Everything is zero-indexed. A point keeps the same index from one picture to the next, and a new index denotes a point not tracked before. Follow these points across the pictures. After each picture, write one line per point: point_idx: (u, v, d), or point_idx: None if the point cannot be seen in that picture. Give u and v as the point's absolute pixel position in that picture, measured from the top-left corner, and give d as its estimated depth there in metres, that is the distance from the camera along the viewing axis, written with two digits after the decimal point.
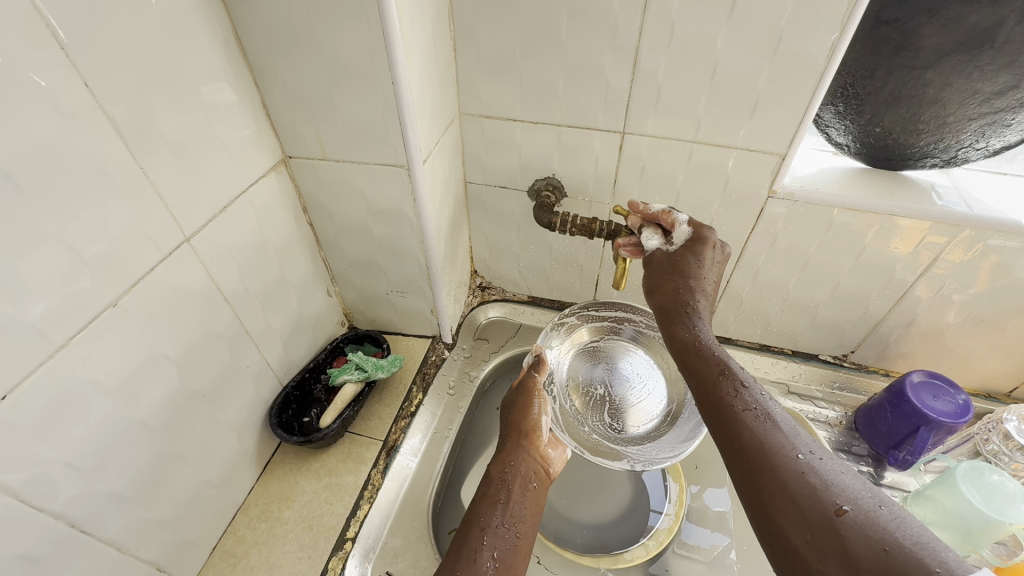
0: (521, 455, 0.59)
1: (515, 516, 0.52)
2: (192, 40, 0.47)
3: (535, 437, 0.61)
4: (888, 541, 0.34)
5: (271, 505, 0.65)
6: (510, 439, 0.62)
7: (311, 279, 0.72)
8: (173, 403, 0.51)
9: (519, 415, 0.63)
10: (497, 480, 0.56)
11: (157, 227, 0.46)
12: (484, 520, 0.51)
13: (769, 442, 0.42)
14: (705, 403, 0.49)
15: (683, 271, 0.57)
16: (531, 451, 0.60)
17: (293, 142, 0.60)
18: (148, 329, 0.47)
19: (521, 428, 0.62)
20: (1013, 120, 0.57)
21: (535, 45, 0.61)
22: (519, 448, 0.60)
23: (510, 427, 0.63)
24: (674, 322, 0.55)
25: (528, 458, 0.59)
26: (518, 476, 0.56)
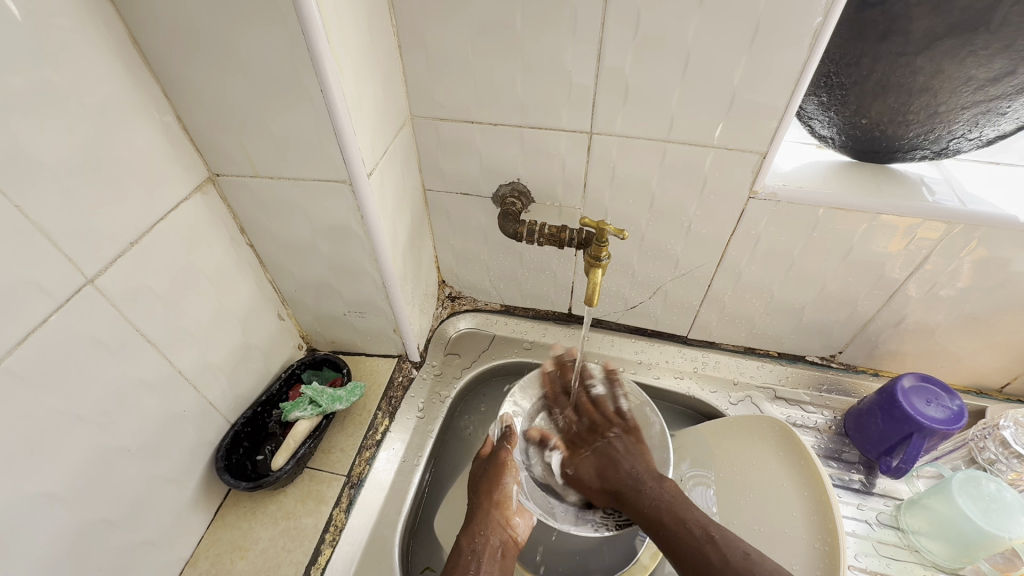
0: (490, 523, 0.61)
1: None
2: (78, 55, 0.41)
3: (505, 503, 0.62)
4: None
5: (222, 556, 0.61)
6: (477, 504, 0.63)
7: (257, 304, 0.66)
8: (88, 461, 0.46)
9: (489, 483, 0.64)
10: (468, 551, 0.59)
11: (49, 271, 0.41)
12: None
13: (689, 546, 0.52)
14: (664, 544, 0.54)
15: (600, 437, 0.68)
16: (502, 519, 0.61)
17: (219, 159, 0.54)
18: (45, 386, 0.42)
19: (491, 493, 0.62)
20: (1009, 108, 0.52)
21: (487, 41, 0.55)
22: (490, 511, 0.61)
23: (478, 491, 0.64)
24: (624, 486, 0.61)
25: (496, 518, 0.61)
26: (489, 548, 0.60)
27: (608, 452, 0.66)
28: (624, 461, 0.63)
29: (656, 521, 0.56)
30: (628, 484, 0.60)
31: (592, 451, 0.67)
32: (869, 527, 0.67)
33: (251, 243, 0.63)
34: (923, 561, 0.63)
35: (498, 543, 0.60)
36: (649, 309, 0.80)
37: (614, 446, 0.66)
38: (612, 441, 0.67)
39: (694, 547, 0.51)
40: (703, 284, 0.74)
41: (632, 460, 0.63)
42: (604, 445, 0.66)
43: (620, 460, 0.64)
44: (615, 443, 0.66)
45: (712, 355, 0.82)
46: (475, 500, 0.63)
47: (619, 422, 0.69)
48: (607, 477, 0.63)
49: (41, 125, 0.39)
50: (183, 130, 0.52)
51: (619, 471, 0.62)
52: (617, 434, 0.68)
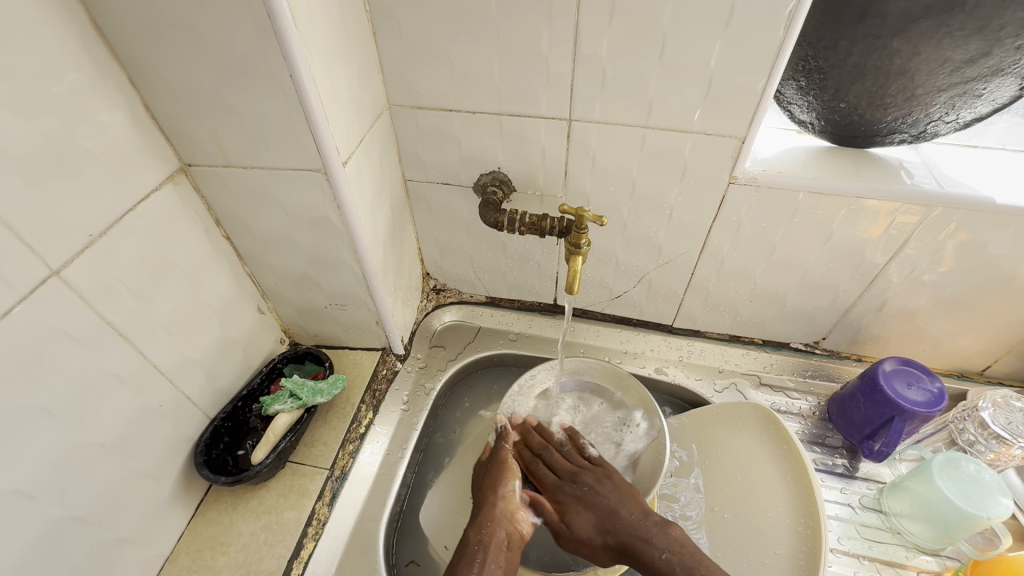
0: (497, 515, 0.61)
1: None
2: (37, 41, 0.40)
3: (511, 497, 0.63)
4: None
5: (203, 552, 0.60)
6: (483, 497, 0.63)
7: (236, 297, 0.65)
8: (58, 456, 0.46)
9: (495, 476, 0.65)
10: (474, 542, 0.58)
11: (10, 263, 0.40)
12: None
13: None
14: None
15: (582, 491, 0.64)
16: (507, 511, 0.61)
17: (191, 150, 0.53)
18: (9, 380, 0.41)
19: (497, 488, 0.64)
20: (985, 89, 0.52)
21: (462, 27, 0.54)
22: (496, 503, 0.62)
23: (484, 485, 0.65)
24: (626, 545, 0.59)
25: (502, 511, 0.61)
26: (497, 537, 0.59)
27: (597, 502, 0.62)
28: (618, 508, 0.61)
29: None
30: (631, 539, 0.59)
31: (576, 501, 0.63)
32: (852, 511, 0.67)
33: (227, 235, 0.62)
34: (906, 542, 0.64)
35: (505, 535, 0.59)
36: (633, 299, 0.80)
37: (594, 498, 0.63)
38: (594, 489, 0.64)
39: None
40: (687, 272, 0.74)
41: (627, 506, 0.61)
42: (591, 497, 0.63)
43: (613, 510, 0.61)
44: (602, 490, 0.63)
45: (697, 344, 0.82)
46: (480, 496, 0.63)
47: (597, 468, 0.67)
48: (608, 532, 0.60)
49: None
50: (151, 119, 0.51)
51: (620, 522, 0.60)
52: (574, 484, 0.65)
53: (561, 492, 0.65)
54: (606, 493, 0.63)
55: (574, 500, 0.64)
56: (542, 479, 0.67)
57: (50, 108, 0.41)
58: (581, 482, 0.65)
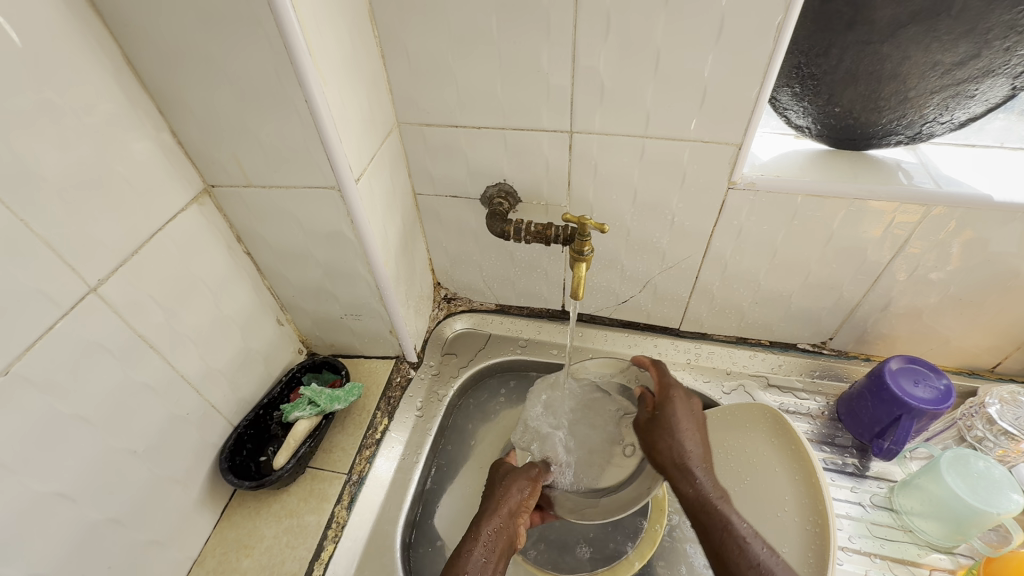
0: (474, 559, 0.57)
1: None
2: (74, 78, 0.43)
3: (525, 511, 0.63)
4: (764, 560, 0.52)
5: (229, 555, 0.63)
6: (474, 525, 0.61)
7: (256, 310, 0.68)
8: (94, 463, 0.49)
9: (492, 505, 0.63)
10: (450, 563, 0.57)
11: (54, 282, 0.44)
12: (466, 573, 0.56)
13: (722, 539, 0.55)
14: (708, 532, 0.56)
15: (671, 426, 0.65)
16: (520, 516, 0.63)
17: (214, 171, 0.57)
18: (49, 391, 0.44)
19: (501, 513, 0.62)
20: (977, 91, 0.53)
21: (464, 48, 0.57)
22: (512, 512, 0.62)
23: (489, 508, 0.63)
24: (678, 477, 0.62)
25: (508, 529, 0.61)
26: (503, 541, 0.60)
27: (675, 439, 0.64)
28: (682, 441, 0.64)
29: (704, 514, 0.58)
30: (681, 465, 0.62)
31: (660, 412, 0.67)
32: (863, 509, 0.68)
33: (248, 251, 0.65)
34: (917, 540, 0.64)
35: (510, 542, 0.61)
36: (640, 303, 0.82)
37: (676, 412, 0.66)
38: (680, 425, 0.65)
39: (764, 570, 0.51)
40: (692, 275, 0.75)
41: (687, 437, 0.64)
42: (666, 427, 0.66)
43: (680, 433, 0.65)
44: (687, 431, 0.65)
45: (705, 347, 0.84)
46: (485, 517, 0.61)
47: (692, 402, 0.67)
48: (659, 455, 0.65)
49: (40, 144, 0.41)
50: (177, 144, 0.54)
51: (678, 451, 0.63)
52: (657, 413, 0.67)
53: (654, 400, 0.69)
54: (682, 419, 0.65)
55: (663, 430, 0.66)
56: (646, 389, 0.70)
57: (87, 137, 0.45)
58: (670, 410, 0.67)
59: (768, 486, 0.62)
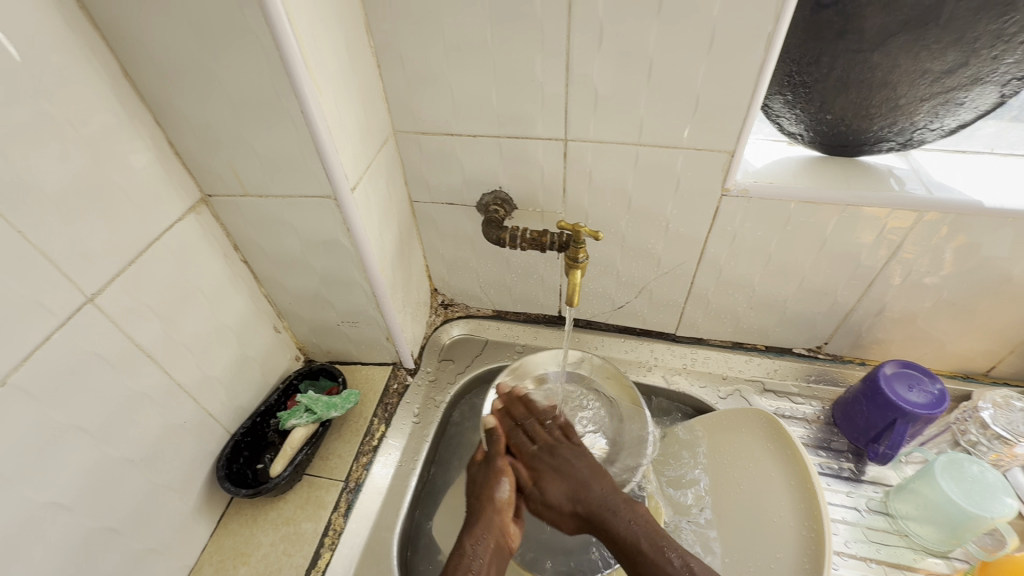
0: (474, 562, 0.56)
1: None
2: (71, 91, 0.44)
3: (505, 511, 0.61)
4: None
5: (226, 562, 0.63)
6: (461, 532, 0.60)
7: (253, 317, 0.68)
8: (90, 473, 0.49)
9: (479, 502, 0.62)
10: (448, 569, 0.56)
11: (51, 292, 0.44)
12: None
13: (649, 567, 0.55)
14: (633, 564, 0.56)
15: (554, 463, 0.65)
16: (501, 522, 0.60)
17: (210, 180, 0.57)
18: (46, 400, 0.44)
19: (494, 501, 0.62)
20: (966, 98, 0.54)
21: (459, 58, 0.57)
22: (490, 518, 0.60)
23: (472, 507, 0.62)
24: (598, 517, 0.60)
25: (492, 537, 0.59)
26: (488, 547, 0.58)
27: (573, 473, 0.64)
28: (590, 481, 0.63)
29: (635, 552, 0.56)
30: (597, 507, 0.61)
31: (549, 463, 0.66)
32: (859, 514, 0.68)
33: (245, 258, 0.66)
34: (913, 545, 0.64)
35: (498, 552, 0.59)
36: (636, 308, 0.82)
37: (563, 455, 0.66)
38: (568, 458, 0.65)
39: None
40: (687, 281, 0.75)
41: (591, 477, 0.63)
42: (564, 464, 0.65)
43: (568, 471, 0.64)
44: (579, 464, 0.65)
45: (701, 352, 0.84)
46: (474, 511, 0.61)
47: (573, 445, 0.68)
48: (579, 501, 0.62)
49: (38, 157, 0.42)
50: (175, 154, 0.55)
51: (590, 494, 0.61)
52: (552, 446, 0.67)
53: (535, 458, 0.67)
54: (579, 463, 0.64)
55: (555, 468, 0.65)
56: (526, 439, 0.69)
57: (84, 149, 0.45)
58: (558, 445, 0.68)
59: (761, 489, 0.62)
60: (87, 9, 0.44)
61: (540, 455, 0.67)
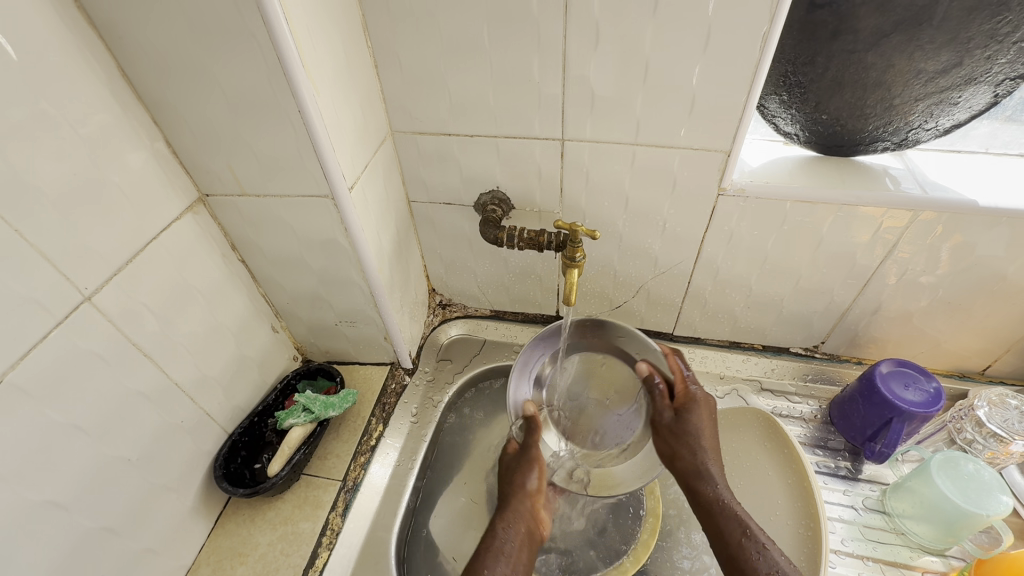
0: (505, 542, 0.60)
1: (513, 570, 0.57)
2: (69, 90, 0.44)
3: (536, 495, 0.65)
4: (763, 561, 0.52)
5: (223, 562, 0.63)
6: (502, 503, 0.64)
7: (250, 318, 0.68)
8: (87, 473, 0.49)
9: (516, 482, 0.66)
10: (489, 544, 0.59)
11: (49, 291, 0.44)
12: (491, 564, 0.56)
13: (736, 548, 0.54)
14: (722, 544, 0.55)
15: (691, 433, 0.63)
16: (531, 508, 0.64)
17: (208, 180, 0.57)
18: (43, 400, 0.44)
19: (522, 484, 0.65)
20: (960, 98, 0.54)
21: (456, 58, 0.58)
22: (520, 503, 0.64)
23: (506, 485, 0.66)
24: (699, 486, 0.60)
25: (523, 525, 0.62)
26: (521, 533, 0.61)
27: (696, 447, 0.62)
28: (702, 455, 0.61)
29: (729, 541, 0.55)
30: (701, 471, 0.61)
31: (675, 423, 0.64)
32: (856, 512, 0.68)
33: (242, 258, 0.66)
34: (909, 543, 0.64)
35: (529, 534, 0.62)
36: (633, 308, 0.82)
37: (692, 421, 0.63)
38: (699, 429, 0.63)
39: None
40: (684, 280, 0.75)
41: (702, 441, 0.63)
42: (682, 434, 0.63)
43: (697, 440, 0.62)
44: (701, 437, 0.62)
45: (698, 351, 0.84)
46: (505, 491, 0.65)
47: (704, 406, 0.65)
48: (686, 476, 0.62)
49: (34, 156, 0.42)
50: (172, 154, 0.55)
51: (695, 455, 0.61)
52: (674, 418, 0.65)
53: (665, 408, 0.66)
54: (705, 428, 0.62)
55: (678, 438, 0.63)
56: (657, 400, 0.68)
57: (81, 148, 0.45)
58: (687, 412, 0.64)
59: (750, 484, 0.64)
60: (84, 8, 0.44)
61: (668, 421, 0.65)
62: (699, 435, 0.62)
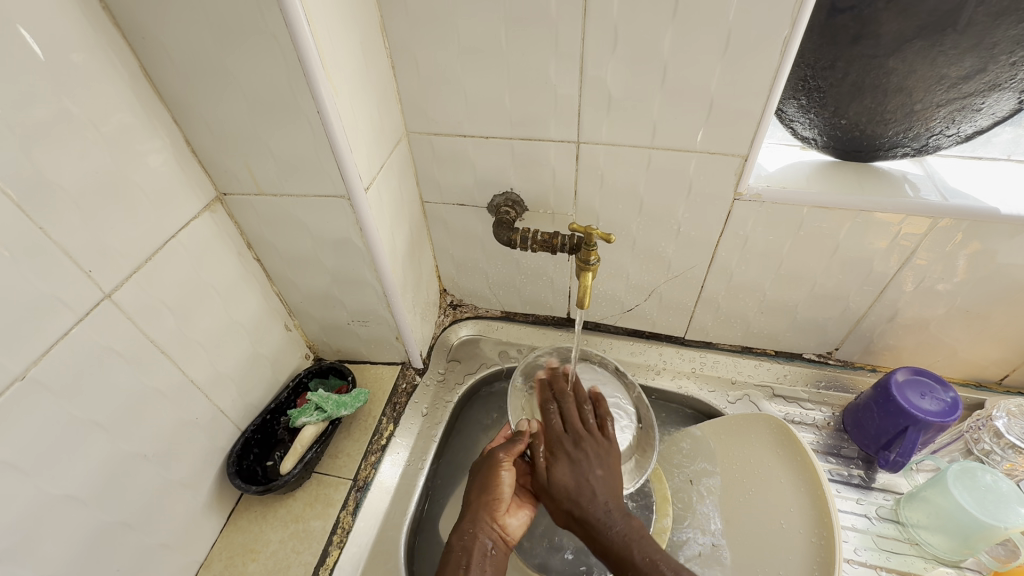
0: (485, 537, 0.60)
1: None
2: (92, 90, 0.44)
3: (497, 506, 0.62)
4: None
5: (235, 559, 0.63)
6: (472, 505, 0.62)
7: (264, 316, 0.69)
8: (104, 468, 0.49)
9: (487, 481, 0.63)
10: (457, 548, 0.58)
11: (71, 289, 0.45)
12: None
13: None
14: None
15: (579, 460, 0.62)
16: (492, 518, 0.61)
17: (225, 179, 0.58)
18: (62, 396, 0.45)
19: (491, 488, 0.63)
20: (983, 104, 0.53)
21: (473, 60, 0.58)
22: (479, 515, 0.61)
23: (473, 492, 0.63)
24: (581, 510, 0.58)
25: (488, 538, 0.60)
26: (481, 547, 0.59)
27: (588, 473, 0.60)
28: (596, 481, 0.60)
29: (626, 561, 0.53)
30: (595, 504, 0.58)
31: (569, 461, 0.62)
32: (869, 521, 0.67)
33: (258, 257, 0.66)
34: (924, 554, 0.64)
35: (500, 550, 0.60)
36: (645, 311, 0.82)
37: (587, 450, 0.63)
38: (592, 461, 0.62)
39: None
40: (697, 285, 0.75)
41: (597, 473, 0.61)
42: (576, 454, 0.63)
43: (584, 468, 0.61)
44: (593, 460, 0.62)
45: (710, 356, 0.84)
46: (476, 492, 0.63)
47: (602, 440, 0.64)
48: (575, 502, 0.59)
49: (57, 153, 0.42)
50: (191, 153, 0.55)
51: (592, 502, 0.58)
52: (573, 444, 0.64)
53: (558, 447, 0.64)
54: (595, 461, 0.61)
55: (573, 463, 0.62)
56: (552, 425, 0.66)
57: (104, 147, 0.46)
58: (583, 442, 0.64)
59: (771, 495, 0.62)
60: (107, 7, 0.45)
61: (566, 444, 0.64)
62: (585, 465, 0.61)
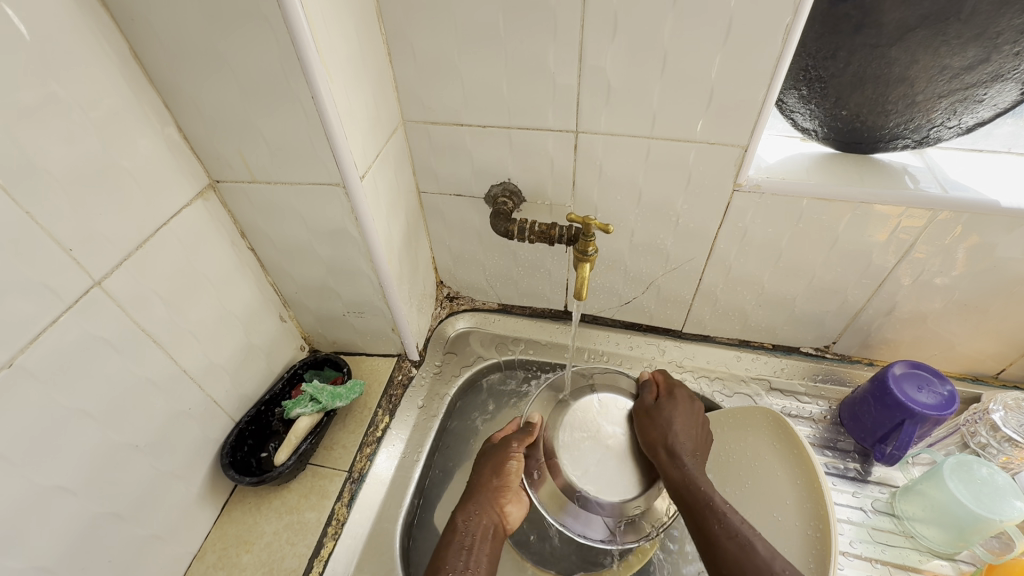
0: (486, 517, 0.62)
1: (472, 565, 0.57)
2: (79, 72, 0.43)
3: (502, 492, 0.64)
4: (746, 542, 0.52)
5: (229, 550, 0.63)
6: (477, 486, 0.65)
7: (258, 306, 0.68)
8: (94, 459, 0.49)
9: (497, 465, 0.66)
10: (458, 527, 0.61)
11: (60, 276, 0.44)
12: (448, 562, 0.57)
13: (723, 546, 0.52)
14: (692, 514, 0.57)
15: (662, 424, 0.66)
16: (495, 503, 0.63)
17: (218, 167, 0.57)
18: (51, 385, 0.44)
19: (503, 470, 0.66)
20: (986, 95, 0.53)
21: (471, 47, 0.57)
22: (484, 499, 0.63)
23: (480, 474, 0.66)
24: (665, 462, 0.64)
25: (489, 520, 0.62)
26: (482, 529, 0.61)
27: (671, 433, 0.65)
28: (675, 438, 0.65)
29: (699, 514, 0.56)
30: (687, 467, 0.61)
31: (652, 417, 0.68)
32: (865, 514, 0.67)
33: (252, 246, 0.65)
34: (919, 546, 0.64)
35: (500, 536, 0.62)
36: (643, 304, 0.81)
37: (671, 411, 0.67)
38: (671, 416, 0.66)
39: (731, 554, 0.51)
40: (695, 277, 0.75)
41: (680, 433, 0.65)
42: (661, 424, 0.66)
43: (671, 429, 0.65)
44: (677, 423, 0.66)
45: (708, 349, 0.83)
46: (487, 475, 0.65)
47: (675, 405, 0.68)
48: (675, 463, 0.63)
49: (43, 137, 0.41)
50: (183, 139, 0.54)
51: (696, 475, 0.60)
52: (655, 402, 0.69)
53: (644, 410, 0.70)
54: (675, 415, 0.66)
55: (653, 420, 0.67)
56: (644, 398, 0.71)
57: (92, 132, 0.45)
58: (668, 401, 0.69)
59: (768, 486, 0.62)
60: None
61: (652, 406, 0.69)
62: (670, 435, 0.65)
